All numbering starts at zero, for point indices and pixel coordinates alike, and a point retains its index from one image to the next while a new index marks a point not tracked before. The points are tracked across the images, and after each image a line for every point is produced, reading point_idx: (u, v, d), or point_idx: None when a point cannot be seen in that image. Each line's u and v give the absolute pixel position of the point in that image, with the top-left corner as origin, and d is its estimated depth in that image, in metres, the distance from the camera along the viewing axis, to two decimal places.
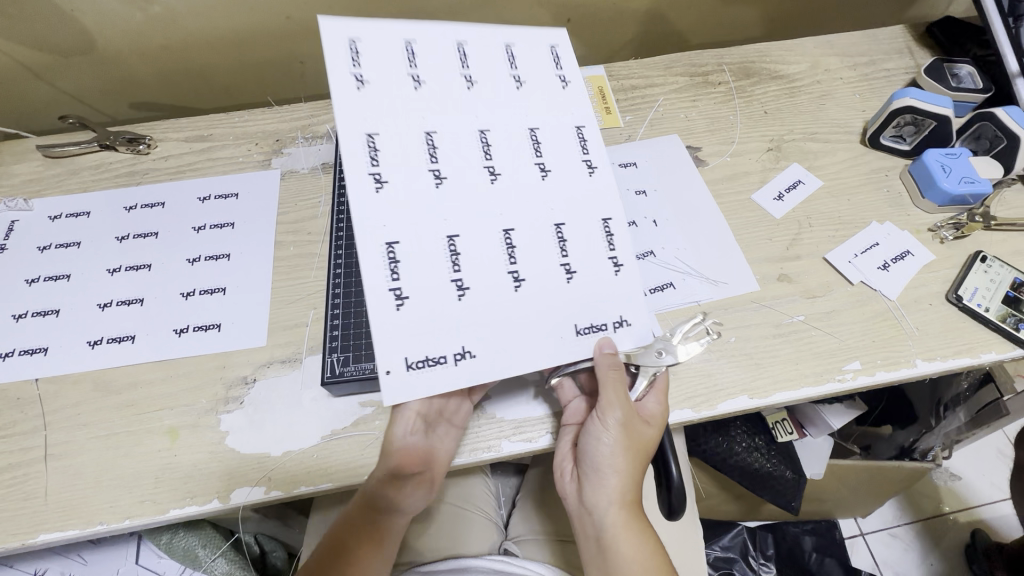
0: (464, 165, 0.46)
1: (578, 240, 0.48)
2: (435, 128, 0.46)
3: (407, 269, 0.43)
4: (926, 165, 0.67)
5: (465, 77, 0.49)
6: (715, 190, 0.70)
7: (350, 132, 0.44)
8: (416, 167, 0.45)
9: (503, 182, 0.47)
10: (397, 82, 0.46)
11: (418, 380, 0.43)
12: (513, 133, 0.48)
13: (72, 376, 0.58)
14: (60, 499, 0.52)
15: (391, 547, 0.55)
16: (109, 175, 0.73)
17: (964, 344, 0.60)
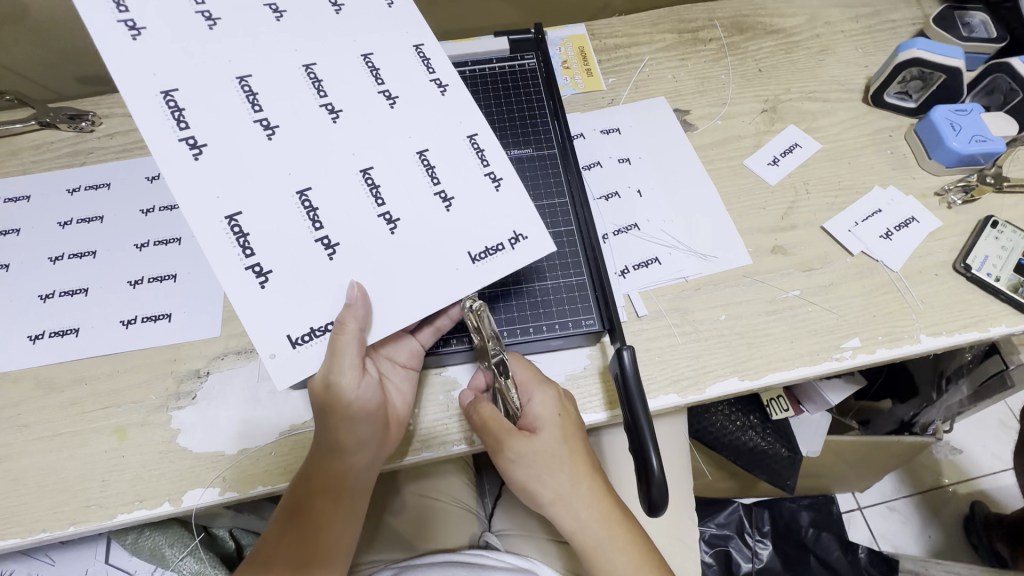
0: (299, 109, 0.43)
1: (447, 160, 0.46)
2: (248, 72, 0.42)
3: (257, 237, 0.40)
4: (934, 123, 0.61)
5: (271, 9, 0.45)
6: (704, 156, 0.65)
7: (146, 98, 0.39)
8: (235, 122, 0.41)
9: (342, 116, 0.44)
10: (188, 28, 0.42)
11: (307, 355, 0.41)
12: (342, 66, 0.45)
13: (12, 374, 0.54)
14: (1, 506, 0.49)
15: (354, 504, 0.49)
16: (51, 156, 0.67)
17: (972, 317, 0.55)
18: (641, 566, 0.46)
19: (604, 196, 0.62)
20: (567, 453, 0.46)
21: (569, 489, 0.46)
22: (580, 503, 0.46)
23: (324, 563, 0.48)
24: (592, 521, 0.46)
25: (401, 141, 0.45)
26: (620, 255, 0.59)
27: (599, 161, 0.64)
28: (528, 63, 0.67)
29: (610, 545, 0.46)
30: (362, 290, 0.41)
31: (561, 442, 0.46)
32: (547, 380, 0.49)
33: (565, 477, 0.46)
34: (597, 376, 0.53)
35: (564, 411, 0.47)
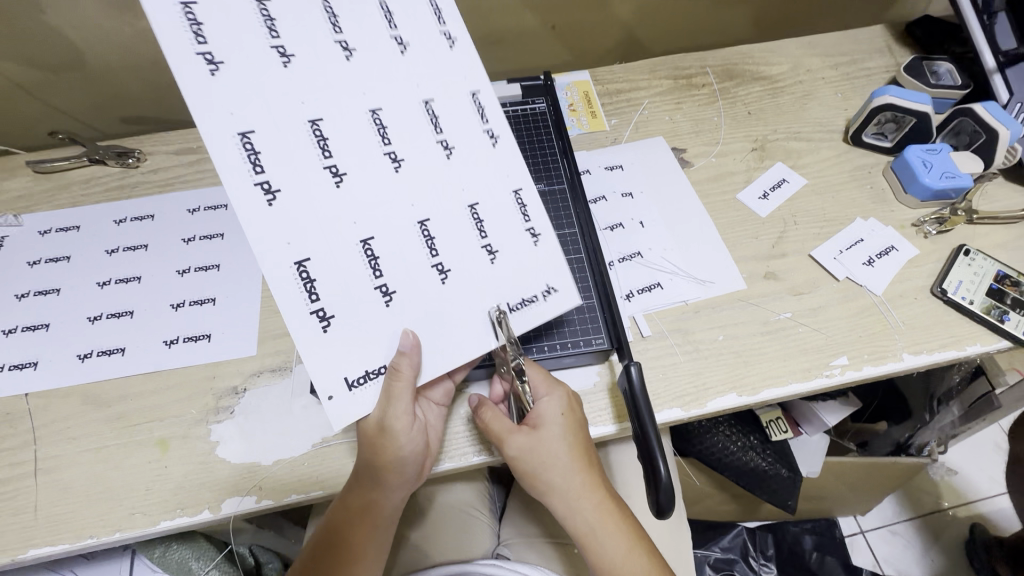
0: (366, 159, 0.46)
1: (494, 213, 0.50)
2: (318, 115, 0.45)
3: (322, 282, 0.44)
4: (907, 161, 0.68)
5: (341, 44, 0.46)
6: (701, 191, 0.71)
7: (220, 135, 0.41)
8: (307, 167, 0.44)
9: (399, 165, 0.47)
10: (264, 62, 0.43)
11: (363, 396, 0.46)
12: (404, 112, 0.48)
13: (62, 391, 0.58)
14: (52, 513, 0.52)
15: (387, 533, 0.53)
16: (99, 190, 0.73)
17: (951, 337, 0.60)
18: (631, 550, 0.50)
19: (609, 227, 0.68)
20: (567, 449, 0.50)
21: (566, 482, 0.50)
22: (577, 494, 0.50)
23: None
24: (585, 509, 0.50)
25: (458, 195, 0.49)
26: (625, 280, 0.64)
27: (604, 195, 0.70)
28: (538, 107, 0.73)
29: (603, 532, 0.50)
30: (416, 338, 0.47)
31: (562, 438, 0.51)
32: (556, 383, 0.53)
33: (565, 471, 0.50)
34: (607, 391, 0.58)
35: (569, 411, 0.52)
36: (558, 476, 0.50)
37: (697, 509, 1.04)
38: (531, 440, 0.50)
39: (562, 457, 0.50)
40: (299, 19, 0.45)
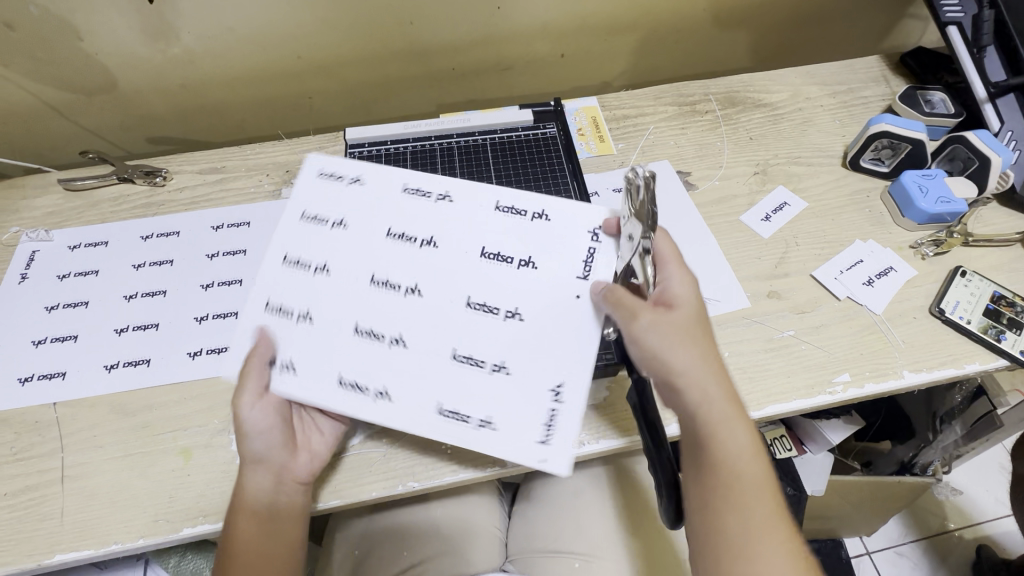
0: (405, 254, 0.54)
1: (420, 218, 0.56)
2: (325, 257, 0.55)
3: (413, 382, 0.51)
4: (904, 185, 0.71)
5: (328, 218, 0.56)
6: (705, 213, 0.74)
7: (263, 312, 0.54)
8: (363, 290, 0.54)
9: (385, 256, 0.55)
10: (297, 275, 0.55)
11: (474, 435, 0.51)
12: (322, 200, 0.57)
13: (89, 400, 0.60)
14: (78, 519, 0.54)
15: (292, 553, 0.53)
16: (127, 207, 0.76)
17: (950, 355, 0.62)
18: (753, 454, 0.46)
19: None
20: (682, 335, 0.47)
21: (692, 368, 0.46)
22: (691, 376, 0.46)
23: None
24: (703, 399, 0.46)
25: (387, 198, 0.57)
26: None
27: None
28: (549, 131, 0.77)
29: (723, 429, 0.46)
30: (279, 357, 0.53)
31: (697, 320, 0.48)
32: (686, 265, 0.51)
33: (688, 357, 0.47)
34: (616, 406, 0.60)
35: (698, 300, 0.50)
36: (689, 357, 0.47)
37: None
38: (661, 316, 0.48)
39: (676, 347, 0.47)
40: (297, 237, 0.56)
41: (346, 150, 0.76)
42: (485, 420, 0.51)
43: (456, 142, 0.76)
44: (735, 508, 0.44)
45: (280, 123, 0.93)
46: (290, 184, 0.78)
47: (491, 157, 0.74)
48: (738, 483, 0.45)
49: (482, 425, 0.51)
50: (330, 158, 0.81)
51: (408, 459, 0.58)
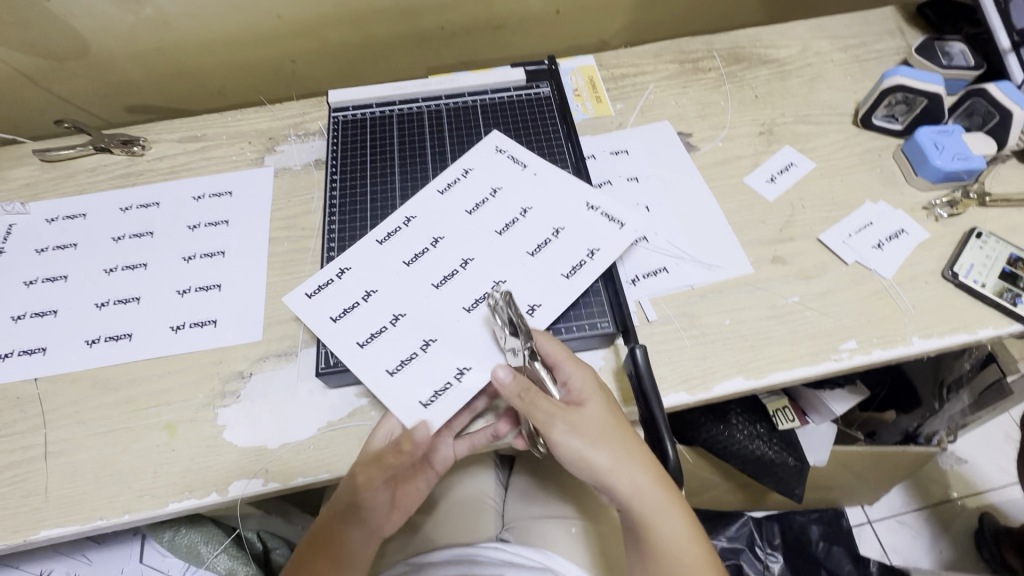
0: (468, 286, 0.57)
1: (441, 253, 0.60)
2: (405, 262, 0.59)
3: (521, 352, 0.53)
4: (919, 142, 0.67)
5: (384, 237, 0.61)
6: (707, 175, 0.70)
7: (354, 328, 0.56)
8: (449, 315, 0.56)
9: (433, 302, 0.56)
10: (380, 362, 0.53)
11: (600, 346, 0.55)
12: (348, 284, 0.58)
13: (71, 375, 0.59)
14: (62, 495, 0.53)
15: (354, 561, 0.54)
16: (105, 177, 0.73)
17: (962, 321, 0.59)
18: (688, 530, 0.49)
19: None
20: (607, 430, 0.48)
21: (625, 465, 0.48)
22: (644, 495, 0.47)
23: None
24: (641, 499, 0.48)
25: (397, 251, 0.60)
26: (631, 264, 0.63)
27: (609, 179, 0.70)
28: (543, 91, 0.73)
29: (665, 516, 0.48)
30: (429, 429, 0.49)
31: (607, 411, 0.49)
32: (581, 360, 0.52)
33: (618, 450, 0.48)
34: (613, 376, 0.57)
35: (599, 388, 0.51)
36: (619, 444, 0.48)
37: (703, 497, 1.03)
38: (578, 422, 0.47)
39: (600, 450, 0.47)
40: (364, 269, 0.59)
41: (329, 114, 0.73)
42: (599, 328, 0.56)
43: (445, 104, 0.72)
44: (678, 567, 0.48)
45: (264, 88, 0.89)
46: (273, 151, 0.75)
47: (482, 120, 0.71)
48: (684, 569, 0.48)
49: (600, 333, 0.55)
50: (315, 124, 0.77)
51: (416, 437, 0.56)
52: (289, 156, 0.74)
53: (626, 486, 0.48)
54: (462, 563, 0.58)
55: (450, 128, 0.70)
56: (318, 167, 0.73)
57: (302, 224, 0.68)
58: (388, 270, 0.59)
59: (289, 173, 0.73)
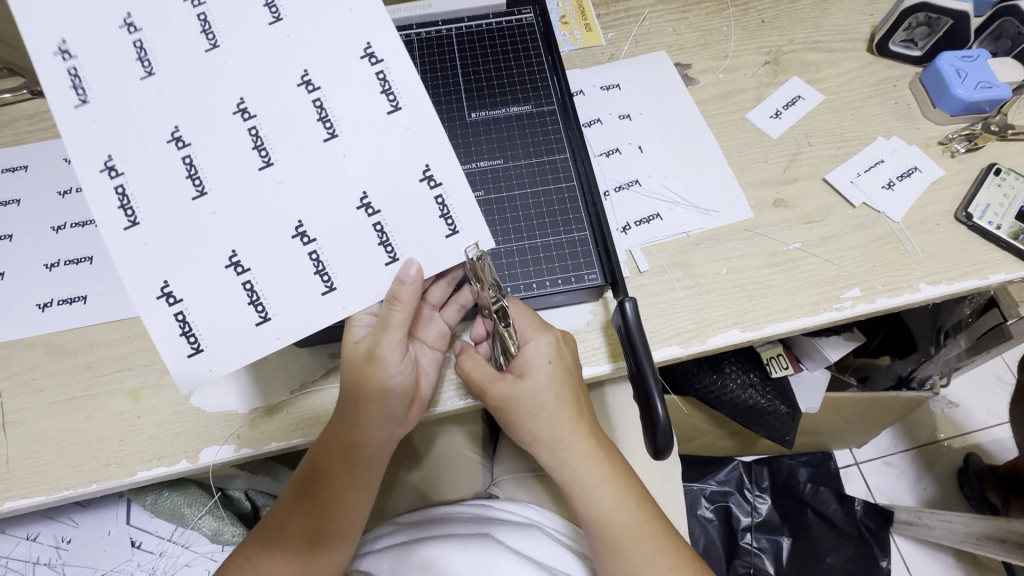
0: (354, 104, 0.41)
1: (209, 142, 0.40)
2: (258, 165, 0.41)
3: (403, 84, 0.41)
4: (940, 69, 0.61)
5: (192, 182, 0.41)
6: (705, 111, 0.64)
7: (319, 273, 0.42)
8: (389, 161, 0.42)
9: (281, 175, 0.41)
10: (368, 271, 0.43)
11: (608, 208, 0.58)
12: (203, 287, 0.41)
13: (24, 341, 0.55)
14: (24, 466, 0.50)
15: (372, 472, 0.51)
16: (46, 124, 0.66)
17: (972, 265, 0.56)
18: (619, 498, 0.49)
19: (605, 153, 0.62)
20: (553, 398, 0.48)
21: (554, 430, 0.49)
22: (578, 463, 0.49)
23: (341, 535, 0.51)
24: (573, 460, 0.49)
25: (166, 199, 0.40)
26: (621, 211, 0.59)
27: (598, 118, 0.63)
28: (526, 17, 0.65)
29: (589, 481, 0.49)
30: (421, 270, 0.43)
31: (551, 386, 0.48)
32: (545, 327, 0.50)
33: (553, 417, 0.48)
34: (601, 330, 0.54)
35: (556, 356, 0.49)
36: (554, 412, 0.48)
37: (694, 444, 1.03)
38: (513, 389, 0.48)
39: (536, 413, 0.49)
40: (231, 233, 0.41)
41: None
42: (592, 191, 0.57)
43: (415, 34, 0.64)
44: (600, 523, 0.48)
45: None
46: None
47: (458, 51, 0.63)
48: (607, 529, 0.48)
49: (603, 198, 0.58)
50: None
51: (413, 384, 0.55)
52: None
53: (559, 451, 0.49)
54: (458, 520, 0.58)
55: (423, 60, 0.62)
56: None
57: None
58: (204, 227, 0.41)
59: None
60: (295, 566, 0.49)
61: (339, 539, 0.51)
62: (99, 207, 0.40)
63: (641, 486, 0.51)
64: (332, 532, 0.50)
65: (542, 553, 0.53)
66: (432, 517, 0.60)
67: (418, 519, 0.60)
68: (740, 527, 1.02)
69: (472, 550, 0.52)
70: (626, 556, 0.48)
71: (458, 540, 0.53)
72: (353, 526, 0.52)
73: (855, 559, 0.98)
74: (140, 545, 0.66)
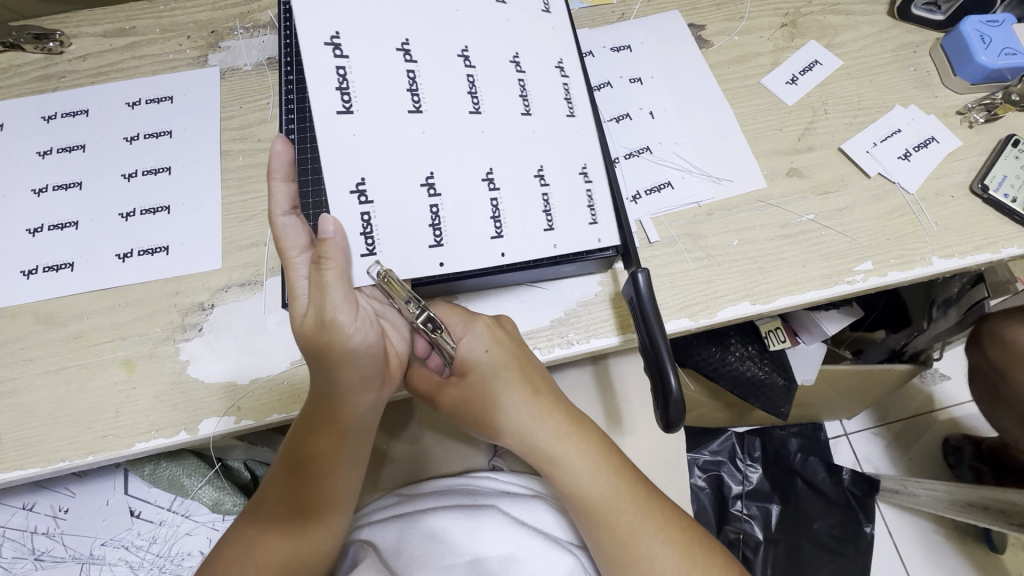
0: (546, 88, 0.49)
1: (430, 71, 0.45)
2: (472, 104, 0.46)
3: (577, 94, 0.50)
4: (963, 35, 0.59)
5: (411, 99, 0.45)
6: (720, 75, 0.62)
7: (480, 222, 0.46)
8: (546, 152, 0.48)
9: (484, 124, 0.46)
10: (532, 234, 0.47)
11: (628, 167, 0.57)
12: (385, 194, 0.43)
13: (11, 310, 0.53)
14: (16, 437, 0.49)
15: (357, 445, 0.49)
16: (21, 80, 0.62)
17: (985, 239, 0.55)
18: (597, 472, 0.49)
19: (614, 118, 0.59)
20: (504, 382, 0.48)
21: (516, 417, 0.49)
22: (546, 446, 0.50)
23: (332, 508, 0.50)
24: (540, 439, 0.50)
25: (382, 101, 0.44)
26: (632, 179, 0.57)
27: (609, 81, 0.61)
28: None
29: (563, 458, 0.49)
30: (337, 224, 0.41)
31: (500, 370, 0.47)
32: (473, 316, 0.48)
33: (509, 403, 0.49)
34: (609, 301, 0.53)
35: (495, 343, 0.47)
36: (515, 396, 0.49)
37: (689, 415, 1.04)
38: (459, 388, 0.49)
39: (501, 402, 0.49)
40: (421, 162, 0.44)
41: None
42: (629, 153, 0.58)
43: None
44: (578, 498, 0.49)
45: None
46: (217, 48, 0.63)
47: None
48: (588, 505, 0.49)
49: (627, 160, 0.57)
50: (264, 14, 0.65)
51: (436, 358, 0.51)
52: (236, 54, 0.63)
53: (529, 438, 0.50)
54: (456, 491, 0.58)
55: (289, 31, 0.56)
56: (272, 68, 0.62)
57: (258, 135, 0.59)
58: (405, 144, 0.44)
59: (238, 75, 0.62)
60: (290, 543, 0.49)
61: (333, 509, 0.51)
62: (319, 85, 0.42)
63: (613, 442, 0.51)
64: (325, 505, 0.50)
65: (545, 524, 0.55)
66: (427, 489, 0.59)
67: (413, 492, 0.59)
68: (730, 495, 1.04)
69: (477, 522, 0.52)
70: (612, 522, 0.49)
71: (461, 511, 0.53)
72: (344, 497, 0.51)
73: (841, 525, 1.01)
74: (140, 515, 0.65)
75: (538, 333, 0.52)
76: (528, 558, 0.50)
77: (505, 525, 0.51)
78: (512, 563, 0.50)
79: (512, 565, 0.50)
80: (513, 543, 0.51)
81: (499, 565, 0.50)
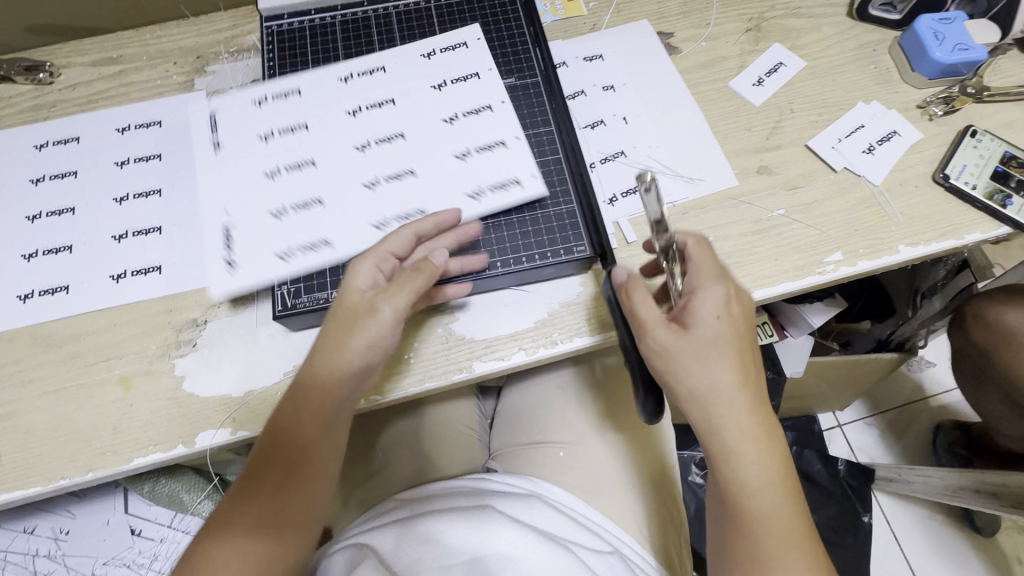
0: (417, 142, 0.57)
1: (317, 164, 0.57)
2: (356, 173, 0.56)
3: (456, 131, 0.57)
4: (918, 33, 0.62)
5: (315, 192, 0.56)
6: (689, 80, 0.64)
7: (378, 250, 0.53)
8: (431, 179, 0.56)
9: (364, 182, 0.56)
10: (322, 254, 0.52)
11: (604, 171, 0.59)
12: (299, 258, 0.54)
13: (9, 334, 0.54)
14: (16, 458, 0.50)
15: (330, 444, 0.47)
16: (13, 111, 0.63)
17: (949, 226, 0.57)
18: (764, 457, 0.42)
19: (589, 125, 0.61)
20: (725, 348, 0.43)
21: (712, 387, 0.42)
22: (735, 431, 0.42)
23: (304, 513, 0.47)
24: (727, 424, 0.42)
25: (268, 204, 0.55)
26: (609, 182, 0.59)
27: (583, 90, 0.63)
28: None
29: (734, 448, 0.42)
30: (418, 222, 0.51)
31: (722, 335, 0.43)
32: (718, 278, 0.45)
33: (716, 370, 0.42)
34: (591, 301, 0.55)
35: (727, 311, 0.44)
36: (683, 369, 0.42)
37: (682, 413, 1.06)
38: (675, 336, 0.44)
39: (712, 364, 0.43)
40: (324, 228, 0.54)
41: None
42: (605, 158, 0.60)
43: (370, 11, 0.65)
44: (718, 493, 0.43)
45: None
46: (203, 73, 0.66)
47: (375, 37, 0.64)
48: (741, 502, 0.42)
49: (603, 165, 0.60)
50: (248, 38, 0.67)
51: (424, 364, 0.53)
52: (222, 78, 0.65)
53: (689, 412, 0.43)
54: (455, 496, 0.58)
55: (273, 56, 0.63)
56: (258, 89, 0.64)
57: None
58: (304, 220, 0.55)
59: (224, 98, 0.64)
60: (250, 551, 0.44)
61: (314, 521, 0.48)
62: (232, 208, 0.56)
63: (776, 434, 0.44)
64: (296, 509, 0.46)
65: (544, 523, 0.55)
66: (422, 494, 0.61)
67: (411, 499, 0.60)
68: None
69: (473, 522, 0.52)
70: (756, 539, 0.41)
71: (458, 514, 0.54)
72: (316, 503, 0.48)
73: (838, 515, 1.02)
74: (141, 533, 0.66)
75: (523, 334, 0.54)
76: (525, 556, 0.50)
77: (501, 524, 0.52)
78: (510, 561, 0.50)
79: (510, 563, 0.49)
80: (510, 541, 0.51)
81: (496, 563, 0.49)
